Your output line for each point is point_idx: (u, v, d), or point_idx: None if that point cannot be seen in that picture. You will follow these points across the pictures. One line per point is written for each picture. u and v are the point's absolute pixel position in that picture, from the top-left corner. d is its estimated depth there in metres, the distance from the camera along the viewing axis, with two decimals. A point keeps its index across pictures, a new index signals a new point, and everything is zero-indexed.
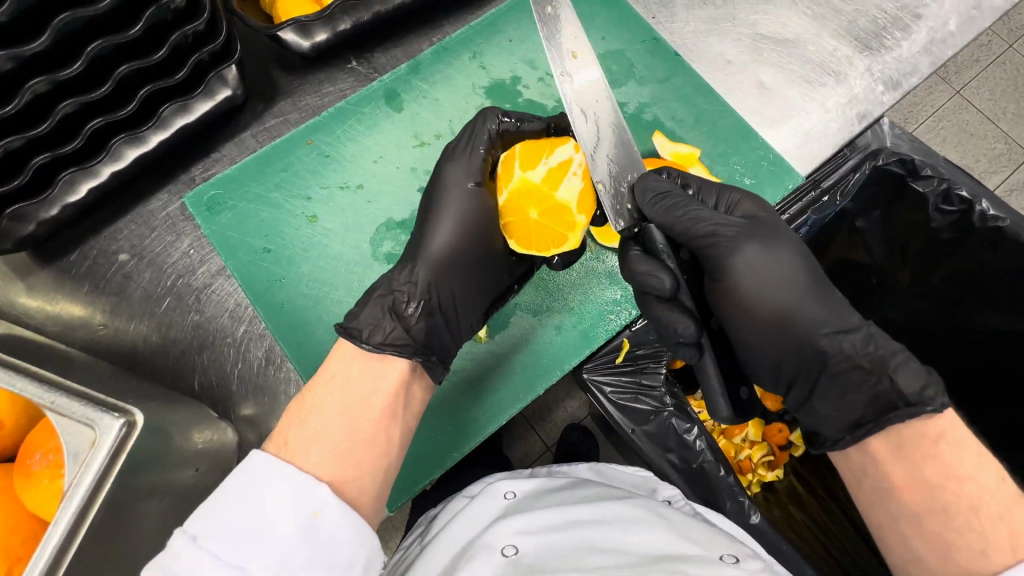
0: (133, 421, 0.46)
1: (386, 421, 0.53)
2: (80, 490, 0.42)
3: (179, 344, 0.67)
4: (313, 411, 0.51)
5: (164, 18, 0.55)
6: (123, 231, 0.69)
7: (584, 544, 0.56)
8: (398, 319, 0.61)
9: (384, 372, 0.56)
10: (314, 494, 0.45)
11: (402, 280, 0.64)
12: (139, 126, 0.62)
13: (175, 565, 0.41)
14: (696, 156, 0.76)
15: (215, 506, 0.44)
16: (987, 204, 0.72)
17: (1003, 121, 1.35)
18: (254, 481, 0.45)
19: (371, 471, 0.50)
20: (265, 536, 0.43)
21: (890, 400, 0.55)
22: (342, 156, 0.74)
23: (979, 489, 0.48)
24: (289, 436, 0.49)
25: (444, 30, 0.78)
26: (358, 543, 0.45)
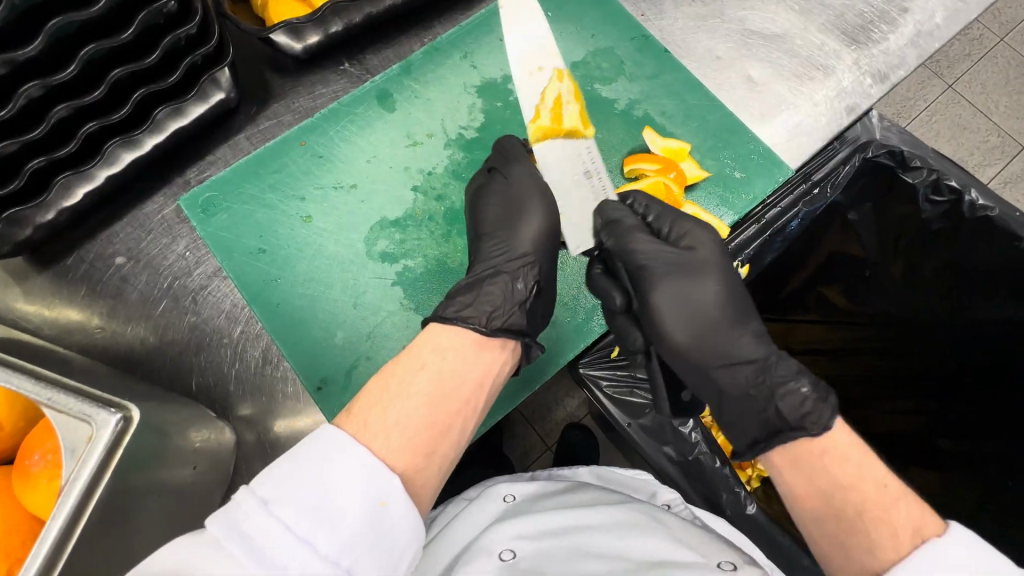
0: (129, 416, 0.46)
1: (465, 414, 0.52)
2: (78, 486, 0.43)
3: (176, 345, 0.67)
4: (396, 396, 0.49)
5: (156, 22, 0.56)
6: (119, 234, 0.70)
7: (581, 550, 0.57)
8: (520, 304, 0.62)
9: (471, 363, 0.55)
10: (388, 481, 0.43)
11: (512, 265, 0.64)
12: (133, 130, 0.63)
13: (242, 525, 0.38)
14: (687, 151, 0.77)
15: (290, 471, 0.42)
16: (976, 194, 0.72)
17: (996, 115, 1.36)
18: (331, 457, 0.43)
19: (439, 463, 0.49)
20: (334, 513, 0.40)
21: (776, 425, 0.57)
22: (335, 156, 0.74)
23: (860, 486, 0.49)
24: (370, 416, 0.47)
25: (435, 31, 0.79)
26: (412, 540, 0.44)
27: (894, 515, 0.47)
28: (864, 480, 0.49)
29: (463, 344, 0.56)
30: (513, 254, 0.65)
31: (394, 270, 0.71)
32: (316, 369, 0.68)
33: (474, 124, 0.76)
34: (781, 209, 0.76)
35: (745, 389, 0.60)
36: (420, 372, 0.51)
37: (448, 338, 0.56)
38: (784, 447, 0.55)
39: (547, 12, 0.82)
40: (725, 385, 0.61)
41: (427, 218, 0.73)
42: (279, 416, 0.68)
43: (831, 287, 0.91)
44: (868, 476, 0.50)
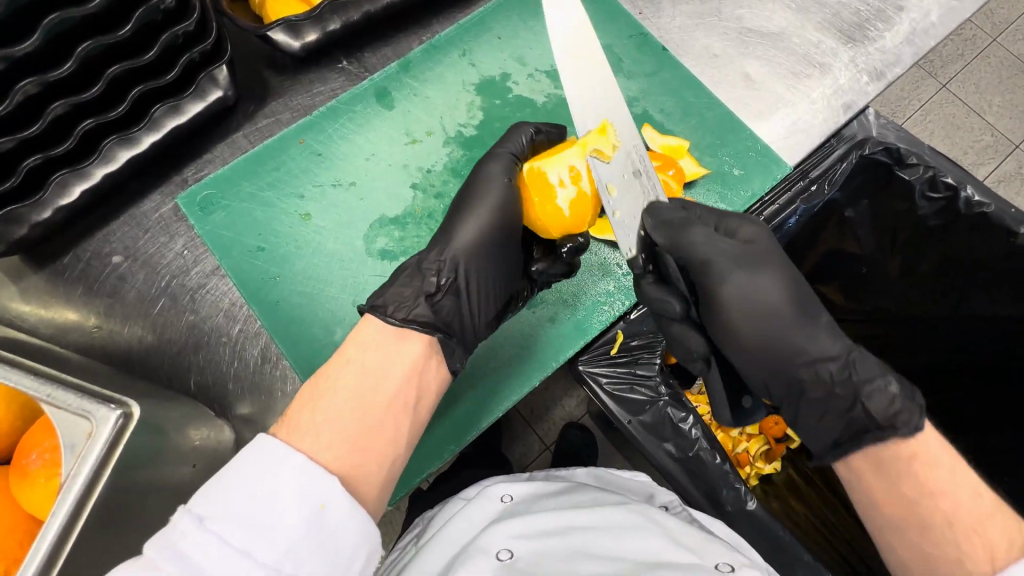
0: (130, 413, 0.45)
1: (400, 412, 0.51)
2: (79, 480, 0.42)
3: (174, 344, 0.67)
4: (324, 398, 0.49)
5: (153, 18, 0.56)
6: (116, 232, 0.69)
7: (579, 550, 0.57)
8: (428, 295, 0.60)
9: (403, 360, 0.54)
10: (323, 481, 0.43)
11: (432, 256, 0.64)
12: (129, 127, 0.63)
13: (177, 544, 0.38)
14: (685, 148, 0.77)
15: (224, 485, 0.42)
16: (972, 190, 0.73)
17: (989, 114, 1.37)
18: (253, 468, 0.42)
19: (380, 458, 0.49)
20: (267, 524, 0.40)
21: (862, 425, 0.55)
22: (333, 153, 0.74)
23: (956, 504, 0.48)
24: (298, 419, 0.47)
25: (433, 29, 0.79)
26: (361, 538, 0.44)
27: (984, 526, 0.47)
28: (960, 491, 0.48)
29: (388, 342, 0.55)
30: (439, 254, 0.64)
31: (394, 267, 0.71)
32: (314, 367, 0.68)
33: (472, 122, 0.76)
34: (778, 207, 0.77)
35: (819, 380, 0.59)
36: (349, 372, 0.51)
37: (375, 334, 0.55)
38: (864, 448, 0.54)
39: (545, 10, 0.80)
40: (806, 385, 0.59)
41: (426, 215, 0.72)
42: (279, 415, 0.67)
43: (827, 285, 0.92)
44: (964, 485, 0.49)
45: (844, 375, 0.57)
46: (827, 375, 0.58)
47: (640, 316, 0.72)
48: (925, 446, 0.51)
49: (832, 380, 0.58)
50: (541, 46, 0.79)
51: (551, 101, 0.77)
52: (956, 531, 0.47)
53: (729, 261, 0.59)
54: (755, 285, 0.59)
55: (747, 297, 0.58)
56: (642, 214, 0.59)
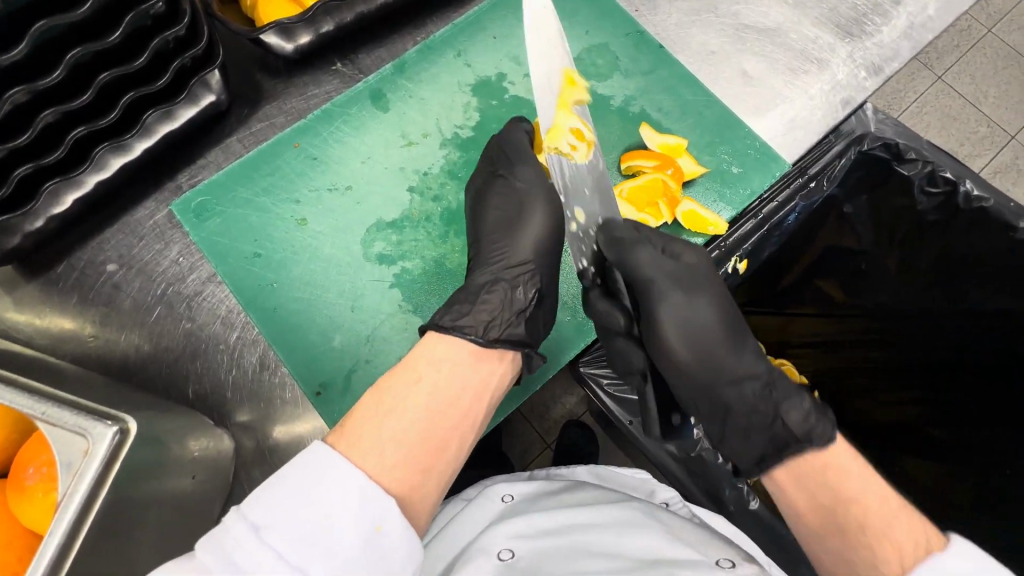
0: (126, 428, 0.45)
1: (461, 434, 0.53)
2: (76, 498, 0.42)
3: (171, 352, 0.66)
4: (391, 413, 0.50)
5: (143, 23, 0.55)
6: (110, 240, 0.69)
7: (581, 548, 0.57)
8: (519, 312, 0.62)
9: (469, 382, 0.55)
10: (384, 502, 0.44)
11: (512, 271, 0.64)
12: (121, 134, 0.62)
13: (232, 553, 0.39)
14: (684, 147, 0.76)
15: (281, 495, 0.42)
16: (971, 184, 0.73)
17: (985, 105, 1.36)
18: (318, 479, 0.43)
19: (437, 478, 0.50)
20: (329, 539, 0.41)
21: (783, 440, 0.58)
22: (329, 157, 0.73)
23: (868, 509, 0.50)
24: (360, 434, 0.48)
25: (428, 29, 0.78)
26: (410, 561, 0.45)
27: (893, 528, 0.48)
28: (869, 496, 0.51)
29: (459, 361, 0.56)
30: (511, 259, 0.64)
31: (393, 271, 0.70)
32: (313, 374, 0.67)
33: (469, 123, 0.75)
34: (778, 203, 0.76)
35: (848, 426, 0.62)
36: (419, 389, 0.52)
37: (437, 353, 0.56)
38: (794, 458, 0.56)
39: None
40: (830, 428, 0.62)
41: (424, 218, 0.72)
42: (278, 422, 0.67)
43: (825, 280, 0.91)
44: (871, 490, 0.51)
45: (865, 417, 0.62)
46: (752, 393, 0.61)
47: None
48: (834, 458, 0.54)
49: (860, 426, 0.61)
50: None
51: None
52: (867, 534, 0.49)
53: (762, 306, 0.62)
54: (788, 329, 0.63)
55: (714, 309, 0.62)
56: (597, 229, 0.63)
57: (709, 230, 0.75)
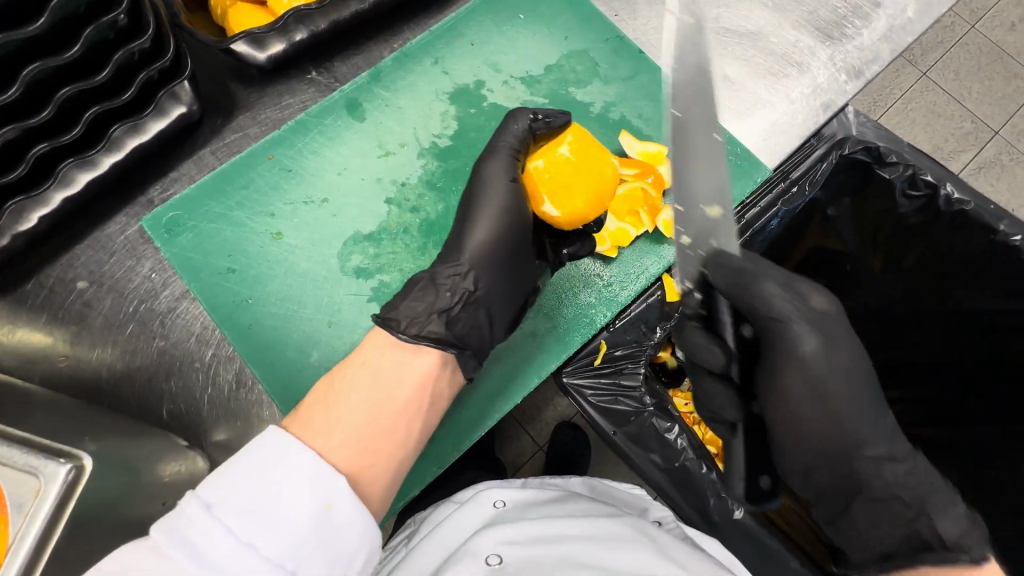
0: (81, 465, 0.42)
1: (408, 418, 0.54)
2: (26, 541, 0.39)
3: (145, 371, 0.65)
4: (341, 397, 0.52)
5: (105, 37, 0.54)
6: (80, 257, 0.67)
7: (569, 559, 0.56)
8: (440, 312, 0.61)
9: (414, 368, 0.57)
10: (331, 480, 0.45)
11: (446, 272, 0.63)
12: (87, 149, 0.61)
13: (184, 531, 0.40)
14: (665, 154, 0.74)
15: (231, 474, 0.43)
16: (952, 187, 0.73)
17: (968, 101, 1.37)
18: (268, 459, 0.44)
19: (387, 460, 0.51)
20: (277, 515, 0.42)
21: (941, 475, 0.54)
22: (304, 169, 0.72)
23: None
24: (312, 417, 0.50)
25: (405, 36, 0.77)
26: (362, 542, 0.45)
27: None
28: None
29: (402, 349, 0.57)
30: (455, 268, 0.64)
31: (371, 285, 0.69)
32: (291, 391, 0.66)
33: (447, 132, 0.74)
34: (759, 208, 0.78)
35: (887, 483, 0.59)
36: (367, 376, 0.54)
37: (389, 342, 0.58)
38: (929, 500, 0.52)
39: (519, 15, 0.78)
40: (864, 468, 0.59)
41: (401, 230, 0.70)
42: (256, 440, 0.65)
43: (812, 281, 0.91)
44: None
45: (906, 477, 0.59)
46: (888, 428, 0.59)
47: (621, 326, 0.71)
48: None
49: (896, 482, 0.59)
50: (516, 52, 0.77)
51: (527, 109, 0.76)
52: None
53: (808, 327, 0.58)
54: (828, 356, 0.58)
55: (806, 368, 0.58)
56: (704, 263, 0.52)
57: None
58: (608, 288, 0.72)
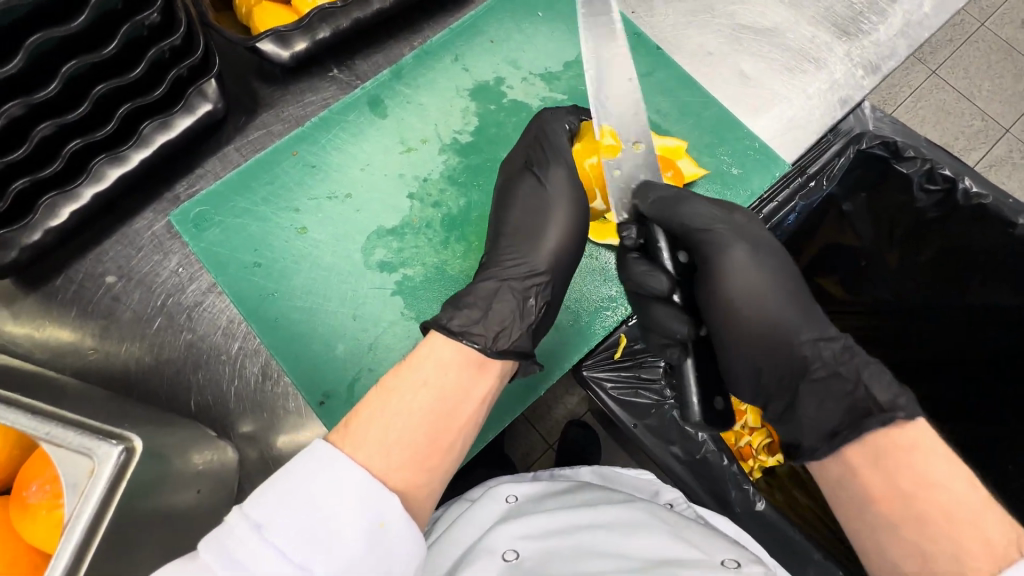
0: (131, 447, 0.44)
1: (463, 431, 0.51)
2: (83, 518, 0.41)
3: (173, 364, 0.66)
4: (397, 408, 0.48)
5: (139, 34, 0.55)
6: (109, 252, 0.68)
7: (583, 548, 0.57)
8: (529, 325, 0.60)
9: (471, 377, 0.53)
10: (386, 503, 0.42)
11: (519, 279, 0.62)
12: (118, 145, 0.62)
13: (234, 552, 0.38)
14: (684, 148, 0.75)
15: (281, 495, 0.41)
16: (970, 181, 0.74)
17: (979, 99, 1.37)
18: (317, 476, 0.42)
19: (439, 477, 0.48)
20: (329, 537, 0.40)
21: (866, 408, 0.52)
22: (328, 164, 0.73)
23: (953, 497, 0.43)
24: (364, 431, 0.46)
25: (425, 34, 0.78)
26: (414, 562, 0.43)
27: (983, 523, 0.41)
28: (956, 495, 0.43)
29: (462, 356, 0.54)
30: (529, 269, 0.63)
31: (394, 279, 0.70)
32: (317, 384, 0.67)
33: (468, 128, 0.75)
34: (776, 204, 0.78)
35: (822, 364, 0.58)
36: (425, 386, 0.50)
37: (443, 351, 0.54)
38: (865, 435, 0.49)
39: (537, 12, 0.79)
40: (802, 354, 0.59)
41: (424, 225, 0.71)
42: (281, 431, 0.66)
43: (827, 278, 0.93)
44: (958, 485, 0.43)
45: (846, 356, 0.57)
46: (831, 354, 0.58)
47: None
48: (920, 434, 0.46)
49: (835, 361, 0.57)
50: (535, 49, 0.78)
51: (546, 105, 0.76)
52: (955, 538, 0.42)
53: (732, 232, 0.62)
54: (759, 267, 0.61)
55: (746, 269, 0.61)
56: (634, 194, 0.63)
57: None
58: None
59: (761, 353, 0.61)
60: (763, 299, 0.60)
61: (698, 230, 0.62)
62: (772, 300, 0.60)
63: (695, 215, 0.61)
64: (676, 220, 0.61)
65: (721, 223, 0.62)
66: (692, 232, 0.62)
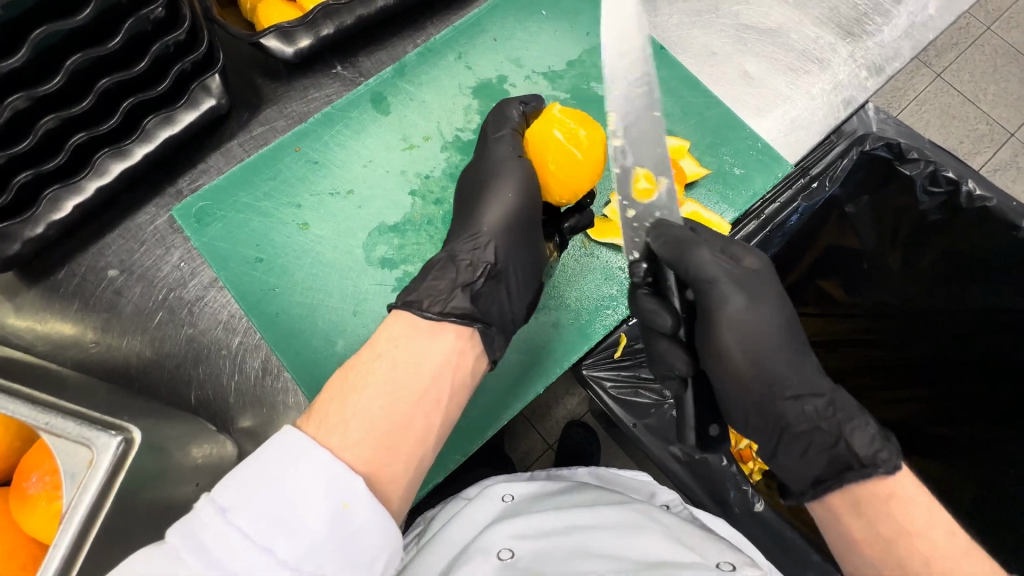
0: (130, 438, 0.44)
1: (428, 408, 0.52)
2: (79, 511, 0.41)
3: (173, 358, 0.66)
4: (357, 388, 0.49)
5: (143, 29, 0.55)
6: (111, 246, 0.68)
7: (580, 548, 0.57)
8: (464, 286, 0.60)
9: (431, 353, 0.54)
10: (350, 482, 0.43)
11: (465, 247, 0.63)
12: (122, 139, 0.62)
13: (199, 534, 0.38)
14: (686, 148, 0.75)
15: (246, 478, 0.41)
16: (973, 183, 0.73)
17: (984, 102, 1.36)
18: (279, 460, 0.42)
19: (407, 456, 0.49)
20: (291, 518, 0.40)
21: (846, 462, 0.53)
22: (330, 161, 0.73)
23: (932, 545, 0.46)
24: (326, 413, 0.47)
25: (428, 32, 0.78)
26: (383, 542, 0.43)
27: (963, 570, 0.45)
28: (935, 531, 0.47)
29: (420, 332, 0.55)
30: (474, 242, 0.63)
31: (394, 276, 0.69)
32: (317, 379, 0.67)
33: (470, 126, 0.75)
34: (779, 204, 0.77)
35: (804, 420, 0.57)
36: (386, 364, 0.51)
37: (401, 330, 0.55)
38: (847, 488, 0.52)
39: (540, 11, 0.79)
40: (786, 413, 0.57)
41: (425, 222, 0.71)
42: (281, 427, 0.66)
43: (829, 281, 0.91)
44: (937, 524, 0.47)
45: (830, 411, 0.56)
46: (813, 410, 0.57)
47: None
48: (901, 487, 0.49)
49: (818, 415, 0.56)
50: (538, 47, 0.78)
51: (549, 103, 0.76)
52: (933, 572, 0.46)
53: (734, 283, 0.58)
54: (754, 312, 0.58)
55: (742, 326, 0.57)
56: (652, 224, 0.59)
57: (712, 232, 0.74)
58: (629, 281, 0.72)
59: (758, 392, 0.58)
60: (754, 342, 0.57)
61: (707, 280, 0.57)
62: (773, 348, 0.58)
63: (702, 264, 0.57)
64: (684, 266, 0.57)
65: (727, 278, 0.58)
66: (697, 276, 0.57)
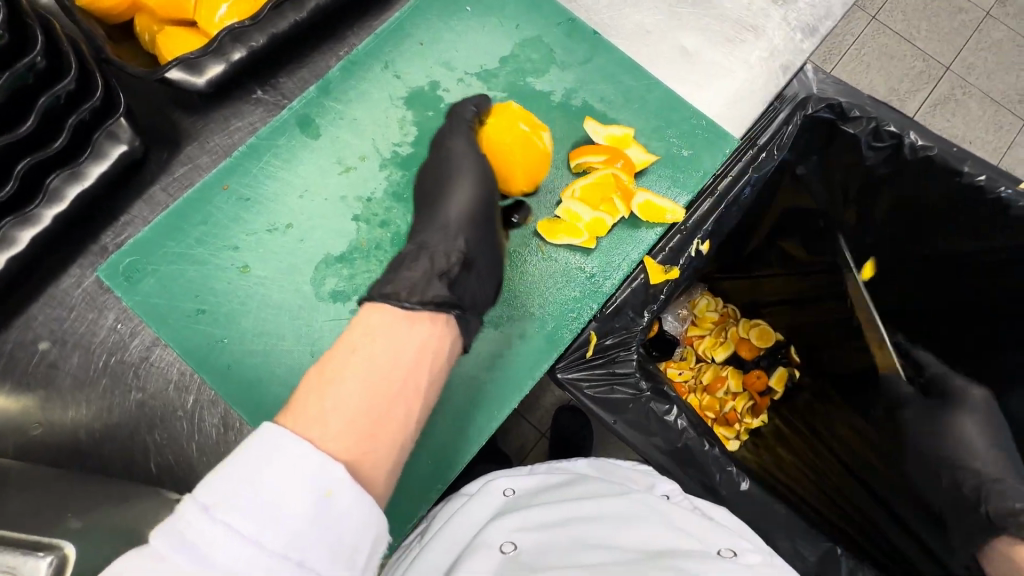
0: (65, 555, 0.36)
1: (411, 396, 0.49)
2: None
3: (126, 428, 0.61)
4: (334, 381, 0.46)
5: (23, 81, 0.50)
6: (38, 315, 0.62)
7: (580, 540, 0.55)
8: (440, 274, 0.61)
9: (406, 340, 0.52)
10: (331, 468, 0.40)
11: (436, 238, 0.64)
12: (24, 204, 0.57)
13: (184, 533, 0.36)
14: (631, 137, 0.72)
15: (227, 472, 0.39)
16: (915, 135, 0.75)
17: (919, 39, 1.38)
18: (258, 455, 0.40)
19: (391, 446, 0.47)
20: (274, 511, 0.38)
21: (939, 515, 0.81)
22: (263, 196, 0.68)
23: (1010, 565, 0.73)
24: (303, 405, 0.44)
25: (349, 42, 0.73)
26: (367, 523, 0.41)
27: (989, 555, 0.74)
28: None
29: (397, 318, 0.54)
30: (445, 236, 0.64)
31: (350, 307, 0.65)
32: None
33: (407, 139, 0.71)
34: (733, 178, 0.75)
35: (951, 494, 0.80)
36: (360, 355, 0.49)
37: (374, 320, 0.53)
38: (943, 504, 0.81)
39: (465, 7, 0.75)
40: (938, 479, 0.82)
41: (374, 246, 0.67)
42: None
43: (789, 242, 0.91)
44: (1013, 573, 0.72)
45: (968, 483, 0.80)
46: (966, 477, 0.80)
47: (611, 314, 0.70)
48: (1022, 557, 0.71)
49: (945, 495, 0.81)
50: (466, 47, 0.74)
51: None
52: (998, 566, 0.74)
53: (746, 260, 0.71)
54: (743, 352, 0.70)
55: None
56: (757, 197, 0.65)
57: (666, 219, 0.71)
58: (589, 281, 0.70)
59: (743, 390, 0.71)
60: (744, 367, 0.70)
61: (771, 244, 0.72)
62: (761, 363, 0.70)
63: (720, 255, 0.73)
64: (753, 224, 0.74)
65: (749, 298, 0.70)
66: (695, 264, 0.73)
